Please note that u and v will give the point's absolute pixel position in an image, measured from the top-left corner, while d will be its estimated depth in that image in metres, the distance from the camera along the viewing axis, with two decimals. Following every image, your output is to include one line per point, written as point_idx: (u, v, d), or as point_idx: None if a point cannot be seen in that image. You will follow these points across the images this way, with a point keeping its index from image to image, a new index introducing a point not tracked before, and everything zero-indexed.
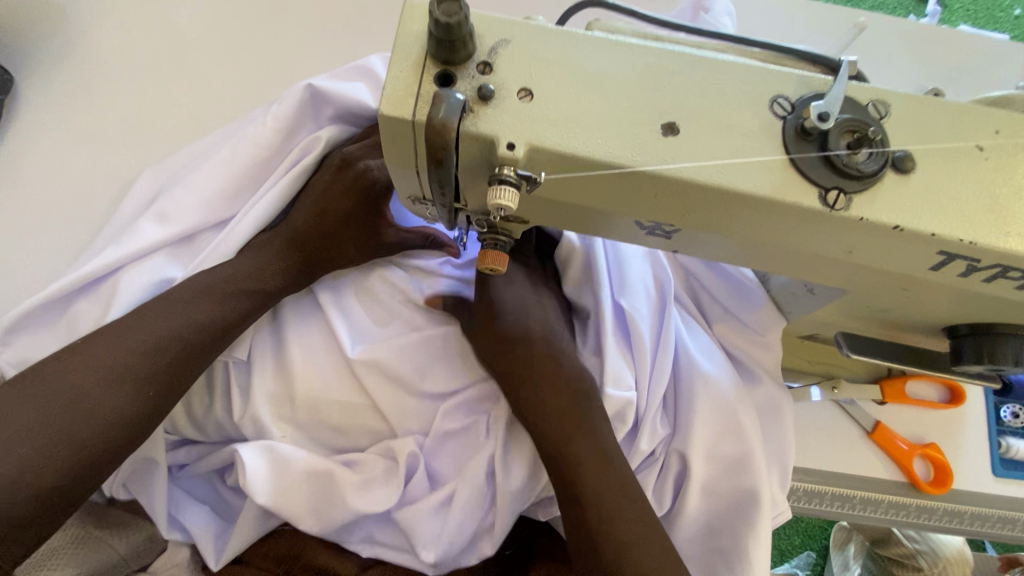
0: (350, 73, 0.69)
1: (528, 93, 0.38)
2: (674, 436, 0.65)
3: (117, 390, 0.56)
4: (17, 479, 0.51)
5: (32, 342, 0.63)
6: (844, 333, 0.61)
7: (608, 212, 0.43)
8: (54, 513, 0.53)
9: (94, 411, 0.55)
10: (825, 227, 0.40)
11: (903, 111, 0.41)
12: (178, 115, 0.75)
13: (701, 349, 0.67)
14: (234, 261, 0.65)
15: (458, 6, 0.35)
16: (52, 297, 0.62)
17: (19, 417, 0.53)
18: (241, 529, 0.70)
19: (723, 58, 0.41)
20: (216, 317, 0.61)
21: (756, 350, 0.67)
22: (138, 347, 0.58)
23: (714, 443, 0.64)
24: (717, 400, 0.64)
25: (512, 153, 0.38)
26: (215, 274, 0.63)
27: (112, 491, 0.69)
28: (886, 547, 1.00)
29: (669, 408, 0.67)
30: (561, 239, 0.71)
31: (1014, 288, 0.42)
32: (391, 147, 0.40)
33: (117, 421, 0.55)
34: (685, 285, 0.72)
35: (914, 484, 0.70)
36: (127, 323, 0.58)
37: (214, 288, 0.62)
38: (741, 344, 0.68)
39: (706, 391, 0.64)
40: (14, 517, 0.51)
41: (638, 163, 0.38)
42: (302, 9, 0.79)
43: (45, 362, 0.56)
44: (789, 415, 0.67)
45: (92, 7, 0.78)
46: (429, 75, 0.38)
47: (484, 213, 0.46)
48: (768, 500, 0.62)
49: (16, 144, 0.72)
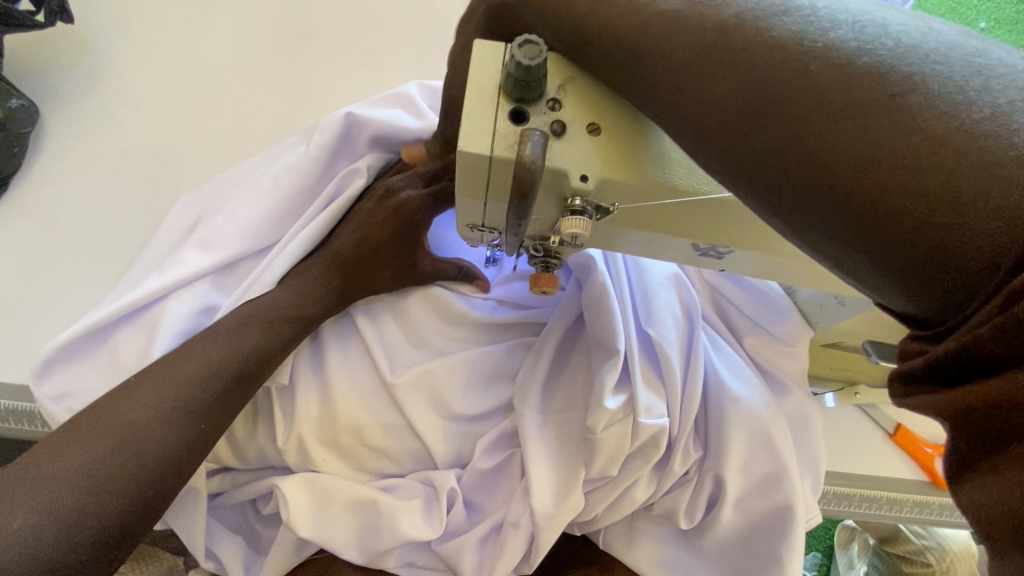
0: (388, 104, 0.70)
1: (596, 128, 0.40)
2: (707, 456, 0.65)
3: (168, 424, 0.55)
4: (70, 526, 0.49)
5: (73, 374, 0.62)
6: (872, 341, 0.63)
7: (666, 236, 0.45)
8: (108, 558, 0.51)
9: (146, 449, 0.53)
10: None
11: None
12: (208, 144, 0.75)
13: (731, 370, 0.66)
14: (278, 289, 0.64)
15: (539, 49, 0.37)
16: (93, 329, 0.62)
17: (69, 460, 0.51)
18: (277, 558, 0.69)
19: None
20: (261, 345, 0.61)
21: (785, 362, 0.69)
22: (187, 381, 0.57)
23: (747, 461, 0.64)
24: (750, 421, 0.64)
25: (585, 184, 0.40)
26: (262, 303, 0.63)
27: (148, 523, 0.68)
28: (895, 545, 1.06)
29: (699, 429, 0.67)
30: (579, 251, 0.65)
31: None
32: (464, 180, 0.42)
33: (167, 456, 0.54)
34: (711, 302, 0.72)
35: (937, 484, 0.72)
36: (179, 357, 0.58)
37: (260, 316, 0.62)
38: (770, 358, 0.69)
39: (738, 412, 0.64)
40: (67, 567, 0.48)
41: (702, 193, 0.41)
42: (328, 38, 0.81)
43: (99, 402, 0.55)
44: (819, 424, 0.69)
45: (116, 36, 0.78)
46: (503, 112, 0.40)
47: (541, 238, 0.49)
48: (803, 511, 0.63)
49: (45, 175, 0.72)
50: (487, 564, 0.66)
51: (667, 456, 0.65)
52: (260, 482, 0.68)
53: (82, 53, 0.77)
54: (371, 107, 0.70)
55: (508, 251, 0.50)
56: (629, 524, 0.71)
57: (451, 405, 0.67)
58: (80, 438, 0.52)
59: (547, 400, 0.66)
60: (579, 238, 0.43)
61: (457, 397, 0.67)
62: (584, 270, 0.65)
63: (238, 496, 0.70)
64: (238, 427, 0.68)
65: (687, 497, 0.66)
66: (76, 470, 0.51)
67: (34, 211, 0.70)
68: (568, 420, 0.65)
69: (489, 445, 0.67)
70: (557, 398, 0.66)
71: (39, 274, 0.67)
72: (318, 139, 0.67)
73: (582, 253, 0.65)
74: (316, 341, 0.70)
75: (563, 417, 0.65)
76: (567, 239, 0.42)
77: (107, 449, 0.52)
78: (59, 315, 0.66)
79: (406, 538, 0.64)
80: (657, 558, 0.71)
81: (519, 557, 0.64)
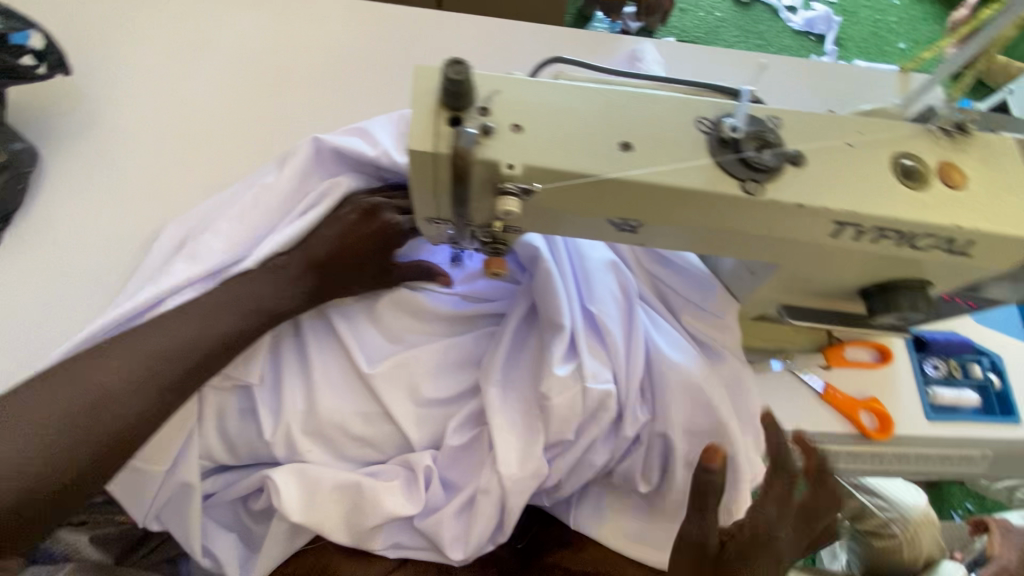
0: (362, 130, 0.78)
1: (518, 127, 0.50)
2: (654, 420, 0.73)
3: (137, 395, 0.65)
4: (48, 469, 0.60)
5: None
6: (785, 306, 0.74)
7: (588, 213, 0.54)
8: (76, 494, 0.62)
9: (116, 412, 0.64)
10: (747, 209, 0.53)
11: (791, 124, 0.55)
12: (195, 175, 0.84)
13: (669, 341, 0.75)
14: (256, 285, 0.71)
15: (465, 68, 0.47)
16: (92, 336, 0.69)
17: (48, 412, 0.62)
18: (268, 551, 0.74)
19: (657, 94, 0.54)
20: (231, 331, 0.69)
21: (721, 333, 0.77)
22: (161, 352, 0.67)
23: (690, 419, 0.72)
24: (687, 381, 0.72)
25: (511, 171, 0.49)
26: (233, 298, 0.70)
27: (146, 522, 0.72)
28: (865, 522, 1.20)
29: (647, 396, 0.74)
30: (526, 243, 0.74)
31: (896, 245, 0.57)
32: (415, 175, 0.51)
33: (130, 420, 0.64)
34: (651, 285, 0.81)
35: (863, 433, 0.81)
36: (153, 338, 0.67)
37: (234, 308, 0.70)
38: (706, 331, 0.78)
39: (676, 376, 0.72)
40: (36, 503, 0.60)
41: (604, 173, 0.50)
42: (303, 79, 0.91)
43: (79, 366, 0.65)
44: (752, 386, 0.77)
45: (108, 86, 0.87)
46: (443, 119, 0.49)
47: (486, 226, 0.58)
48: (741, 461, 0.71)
49: (46, 211, 0.79)
50: (463, 534, 0.72)
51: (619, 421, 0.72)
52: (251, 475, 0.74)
53: (77, 103, 0.86)
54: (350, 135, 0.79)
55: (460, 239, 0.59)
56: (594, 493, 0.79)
57: (422, 390, 0.74)
58: (61, 395, 0.63)
59: (508, 378, 0.74)
60: (512, 217, 0.52)
61: (428, 384, 0.75)
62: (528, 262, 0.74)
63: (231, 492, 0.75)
64: (223, 432, 0.73)
65: (639, 460, 0.74)
66: (53, 425, 0.61)
67: (36, 242, 0.77)
68: (527, 394, 0.73)
69: (459, 422, 0.74)
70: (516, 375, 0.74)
71: (41, 298, 0.74)
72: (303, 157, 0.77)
73: (530, 244, 0.74)
74: (297, 338, 0.77)
75: (522, 391, 0.73)
76: (502, 218, 0.51)
77: (82, 409, 0.63)
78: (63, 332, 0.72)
79: (388, 514, 0.70)
80: (621, 521, 0.77)
81: (492, 524, 0.71)
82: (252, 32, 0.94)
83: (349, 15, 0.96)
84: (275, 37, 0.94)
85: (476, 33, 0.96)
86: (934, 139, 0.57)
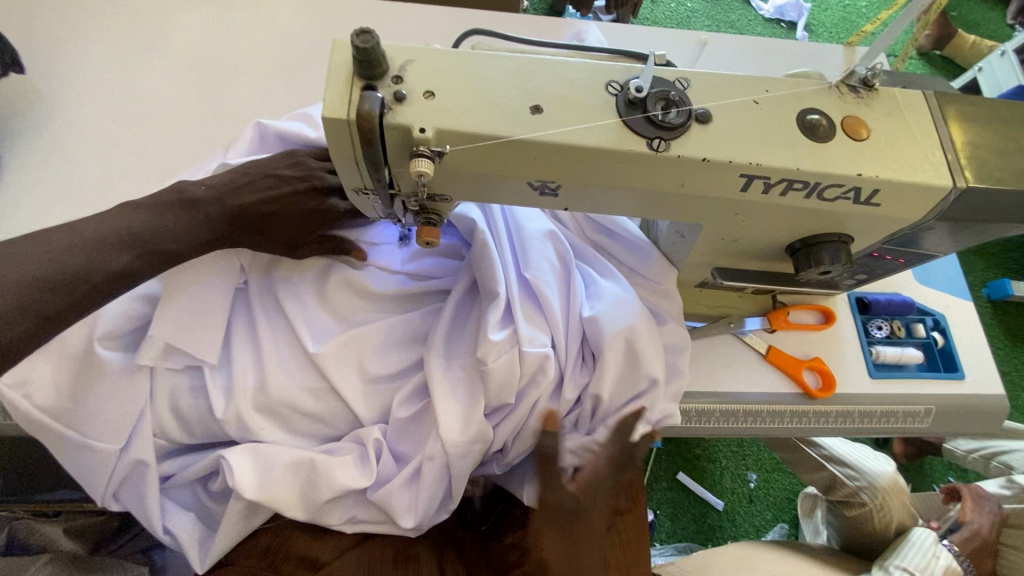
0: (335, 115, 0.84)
1: (431, 94, 0.53)
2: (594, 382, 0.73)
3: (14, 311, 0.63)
4: None
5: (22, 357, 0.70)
6: (718, 267, 0.76)
7: (507, 176, 0.56)
8: None
9: None
10: (655, 166, 0.55)
11: (700, 84, 0.57)
12: (148, 165, 0.86)
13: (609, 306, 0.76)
14: (170, 219, 0.72)
15: (372, 36, 0.50)
16: None
17: None
18: (224, 529, 0.75)
19: (568, 61, 0.56)
20: (127, 262, 0.69)
21: (661, 300, 0.79)
22: (52, 265, 0.66)
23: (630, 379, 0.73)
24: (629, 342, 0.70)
25: (424, 135, 0.52)
26: (141, 227, 0.71)
27: (105, 502, 0.75)
28: (836, 492, 1.24)
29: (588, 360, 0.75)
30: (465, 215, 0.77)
31: (805, 197, 0.59)
32: (335, 144, 0.53)
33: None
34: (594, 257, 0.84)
35: (805, 392, 0.84)
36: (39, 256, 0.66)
37: (135, 241, 0.70)
38: (649, 298, 0.79)
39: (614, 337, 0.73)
40: None
41: (514, 134, 0.52)
42: (255, 71, 0.94)
43: None
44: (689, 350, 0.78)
45: (62, 82, 0.90)
46: (356, 88, 0.52)
47: (414, 195, 0.60)
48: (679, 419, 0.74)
49: (1, 204, 0.81)
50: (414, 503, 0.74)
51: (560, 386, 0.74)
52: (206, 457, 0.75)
53: (32, 100, 0.88)
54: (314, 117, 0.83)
55: (390, 209, 0.61)
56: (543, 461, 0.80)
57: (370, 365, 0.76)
58: None
59: (448, 344, 0.76)
60: (430, 182, 0.54)
61: (376, 357, 0.77)
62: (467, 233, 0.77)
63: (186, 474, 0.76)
64: (179, 413, 0.75)
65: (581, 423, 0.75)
66: None
67: None
68: (467, 360, 0.75)
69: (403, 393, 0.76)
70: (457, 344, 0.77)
71: None
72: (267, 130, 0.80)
73: (467, 217, 0.77)
74: (246, 317, 0.79)
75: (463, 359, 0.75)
76: (419, 182, 0.53)
77: None
78: None
79: (342, 487, 0.72)
80: None
81: (440, 492, 0.73)
82: (205, 28, 0.96)
83: (300, 8, 0.98)
84: (227, 32, 0.96)
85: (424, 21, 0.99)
86: (838, 94, 0.60)
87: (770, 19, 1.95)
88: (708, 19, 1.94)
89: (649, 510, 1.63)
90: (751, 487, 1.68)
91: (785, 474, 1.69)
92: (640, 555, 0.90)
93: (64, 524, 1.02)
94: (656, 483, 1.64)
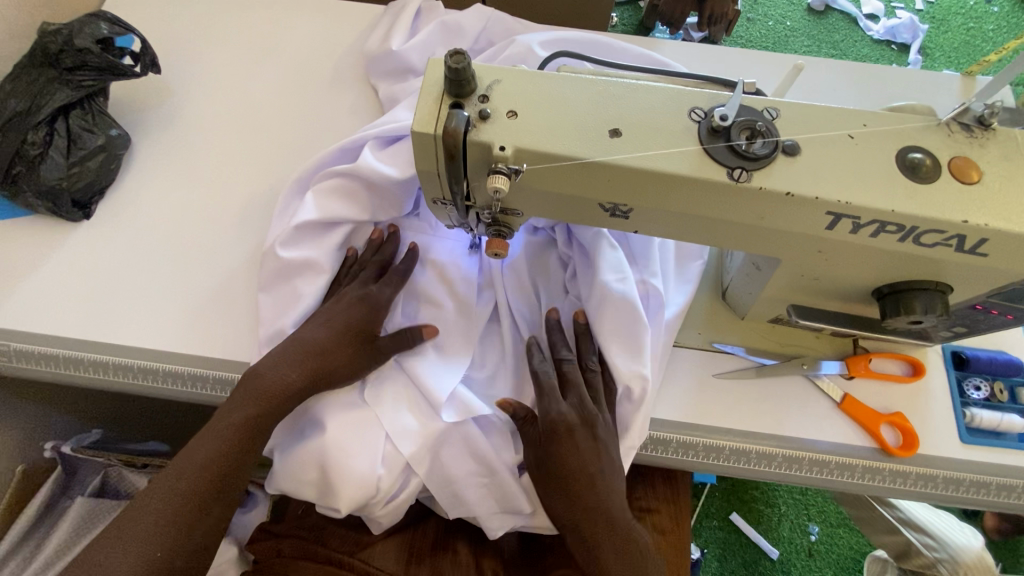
0: (282, 222, 0.83)
1: (514, 114, 0.55)
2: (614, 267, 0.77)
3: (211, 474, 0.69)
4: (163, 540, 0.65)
5: (301, 489, 0.75)
6: (794, 305, 0.72)
7: (580, 196, 0.57)
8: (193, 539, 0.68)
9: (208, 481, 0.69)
10: (735, 197, 0.54)
11: (790, 115, 0.55)
12: (254, 160, 0.94)
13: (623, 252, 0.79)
14: (244, 409, 0.72)
15: (464, 58, 0.52)
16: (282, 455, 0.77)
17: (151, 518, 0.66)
18: (314, 495, 0.75)
19: (654, 85, 0.57)
20: (271, 389, 0.72)
21: (690, 265, 0.84)
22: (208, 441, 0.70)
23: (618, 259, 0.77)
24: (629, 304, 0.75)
25: (503, 153, 0.54)
26: (241, 419, 0.71)
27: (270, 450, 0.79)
28: None
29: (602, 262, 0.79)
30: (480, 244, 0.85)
31: (898, 240, 0.55)
32: (419, 155, 0.57)
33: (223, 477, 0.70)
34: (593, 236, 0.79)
35: (883, 449, 0.78)
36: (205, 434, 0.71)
37: (265, 380, 0.72)
38: (676, 267, 0.83)
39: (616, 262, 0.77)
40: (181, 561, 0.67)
41: (591, 156, 0.53)
42: (355, 81, 1.01)
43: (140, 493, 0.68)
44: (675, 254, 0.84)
45: (191, 82, 1.00)
46: (445, 105, 0.55)
47: (487, 208, 0.63)
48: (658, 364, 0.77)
49: (129, 184, 0.92)
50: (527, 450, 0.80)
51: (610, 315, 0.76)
52: (408, 479, 0.77)
53: (165, 95, 0.99)
54: (273, 270, 0.79)
55: (465, 220, 0.64)
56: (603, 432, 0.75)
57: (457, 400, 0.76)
58: (152, 504, 0.67)
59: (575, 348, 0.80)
60: (504, 197, 0.56)
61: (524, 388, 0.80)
62: (404, 186, 0.81)
63: (390, 513, 0.77)
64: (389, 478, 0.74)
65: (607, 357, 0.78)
66: (169, 517, 0.66)
67: (122, 212, 0.89)
68: (630, 316, 0.75)
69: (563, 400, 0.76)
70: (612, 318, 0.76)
71: (118, 256, 0.86)
72: (274, 270, 0.79)
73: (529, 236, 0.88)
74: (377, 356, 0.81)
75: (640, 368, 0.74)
76: (494, 197, 0.55)
77: (173, 509, 0.67)
78: (137, 290, 0.83)
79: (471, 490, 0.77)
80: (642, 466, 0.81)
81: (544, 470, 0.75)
82: (314, 40, 1.05)
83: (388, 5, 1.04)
84: (336, 43, 1.05)
85: (487, 12, 0.99)
86: (948, 133, 0.56)
87: (879, 40, 1.84)
88: (808, 39, 1.85)
89: (696, 547, 1.60)
90: (812, 540, 1.62)
91: (851, 531, 1.62)
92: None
93: (149, 476, 1.13)
94: (707, 520, 1.62)
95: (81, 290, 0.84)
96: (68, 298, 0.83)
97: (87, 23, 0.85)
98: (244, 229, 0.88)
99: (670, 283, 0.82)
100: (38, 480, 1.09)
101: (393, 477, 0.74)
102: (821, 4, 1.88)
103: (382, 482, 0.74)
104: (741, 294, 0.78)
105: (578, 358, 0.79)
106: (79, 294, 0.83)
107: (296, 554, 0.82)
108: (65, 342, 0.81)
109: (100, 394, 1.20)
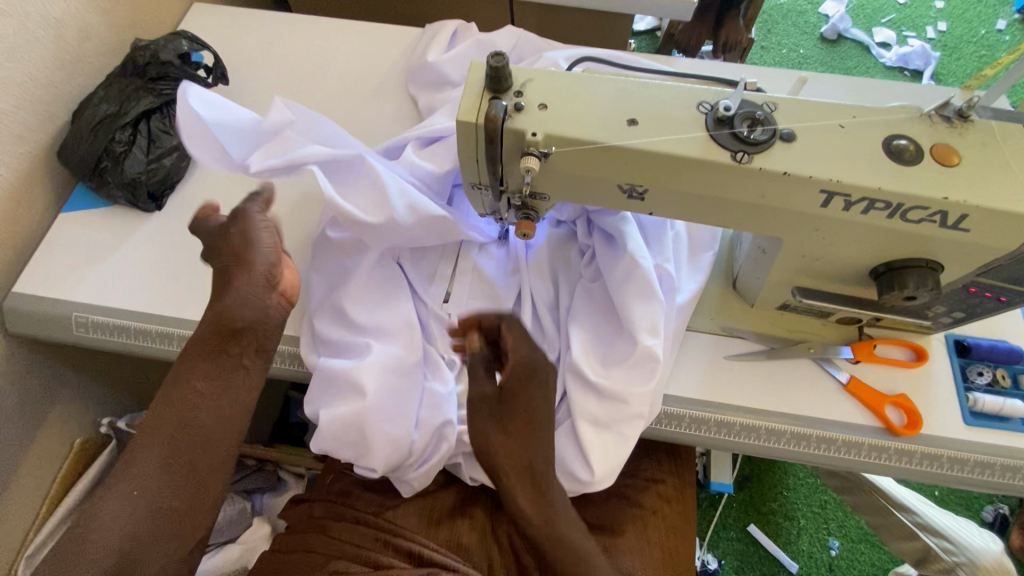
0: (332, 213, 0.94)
1: (544, 106, 0.63)
2: (628, 252, 0.83)
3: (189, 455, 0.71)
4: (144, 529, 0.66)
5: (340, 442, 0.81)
6: (798, 286, 0.78)
7: (601, 177, 0.66)
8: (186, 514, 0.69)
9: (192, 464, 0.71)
10: (737, 176, 0.61)
11: (787, 108, 0.63)
12: None
13: (640, 238, 0.86)
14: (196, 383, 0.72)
15: (503, 58, 0.62)
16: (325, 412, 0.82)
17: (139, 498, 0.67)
18: (354, 445, 0.80)
19: (666, 84, 0.65)
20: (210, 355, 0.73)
21: (701, 258, 0.90)
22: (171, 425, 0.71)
23: (634, 244, 0.84)
24: (642, 286, 0.81)
25: (534, 138, 0.62)
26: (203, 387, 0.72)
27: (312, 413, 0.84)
28: None
29: (617, 248, 0.86)
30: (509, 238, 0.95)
31: (885, 216, 0.62)
32: (462, 142, 0.66)
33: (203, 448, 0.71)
34: (611, 225, 0.87)
35: (888, 428, 0.82)
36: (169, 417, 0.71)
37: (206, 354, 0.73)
38: (687, 259, 0.90)
39: (630, 246, 0.83)
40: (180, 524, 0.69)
41: (612, 141, 0.61)
42: (397, 93, 1.12)
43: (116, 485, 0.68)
44: (687, 246, 0.91)
45: (253, 93, 1.13)
46: (485, 98, 0.64)
47: (518, 193, 0.71)
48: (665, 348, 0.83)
49: (195, 179, 1.03)
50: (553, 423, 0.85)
51: (624, 296, 0.82)
52: (440, 445, 0.83)
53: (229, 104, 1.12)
54: (322, 252, 0.90)
55: (498, 203, 0.73)
56: (613, 406, 0.79)
57: None
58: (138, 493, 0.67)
59: (591, 331, 0.86)
60: (534, 177, 0.65)
61: (545, 363, 0.86)
62: (440, 180, 0.90)
63: (422, 477, 0.85)
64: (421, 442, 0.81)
65: (619, 337, 0.84)
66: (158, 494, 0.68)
67: (188, 204, 1.00)
68: (640, 295, 0.81)
69: (580, 373, 0.81)
70: (628, 295, 0.82)
71: (183, 241, 0.97)
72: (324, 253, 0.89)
73: (552, 231, 0.96)
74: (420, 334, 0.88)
75: (651, 342, 0.79)
76: (526, 177, 0.64)
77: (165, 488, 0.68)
78: (201, 271, 0.94)
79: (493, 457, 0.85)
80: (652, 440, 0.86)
81: (569, 441, 0.80)
82: (362, 58, 1.17)
83: (425, 28, 1.16)
84: (382, 60, 1.17)
85: (517, 33, 1.10)
86: (931, 123, 0.63)
87: (892, 66, 1.93)
88: (822, 65, 1.94)
89: (713, 557, 1.60)
90: (832, 554, 1.61)
91: (873, 547, 1.60)
92: (683, 548, 0.85)
93: None
94: (724, 531, 1.63)
95: (152, 270, 0.94)
96: (140, 277, 0.94)
97: (171, 40, 0.99)
98: (295, 220, 0.98)
99: (682, 273, 0.88)
100: (93, 455, 1.17)
101: (425, 444, 0.81)
102: (833, 33, 1.98)
103: (415, 447, 0.81)
104: (751, 279, 0.85)
105: (594, 338, 0.85)
106: (149, 273, 0.94)
107: (327, 516, 0.89)
108: (137, 314, 0.91)
109: (149, 378, 1.29)
